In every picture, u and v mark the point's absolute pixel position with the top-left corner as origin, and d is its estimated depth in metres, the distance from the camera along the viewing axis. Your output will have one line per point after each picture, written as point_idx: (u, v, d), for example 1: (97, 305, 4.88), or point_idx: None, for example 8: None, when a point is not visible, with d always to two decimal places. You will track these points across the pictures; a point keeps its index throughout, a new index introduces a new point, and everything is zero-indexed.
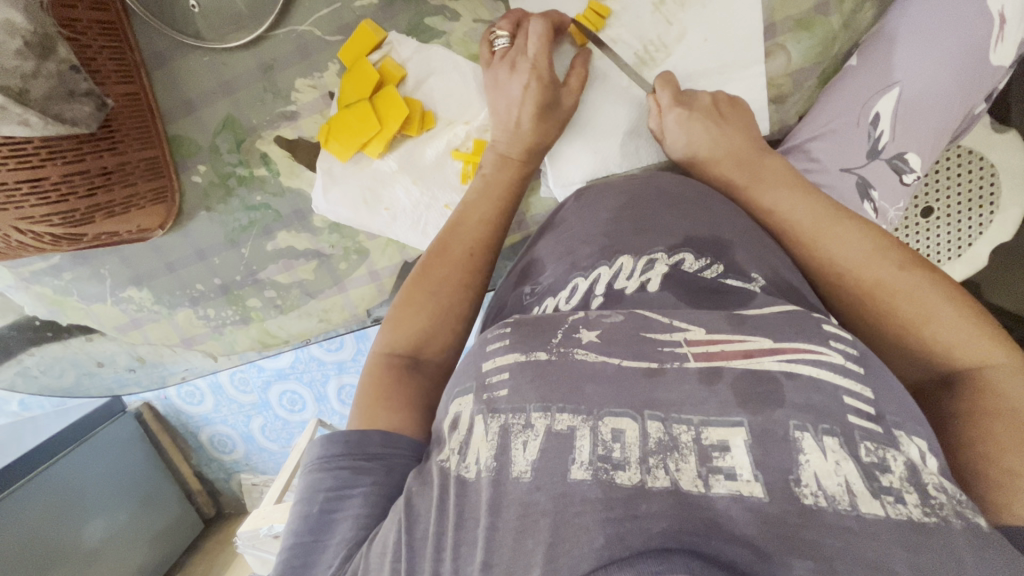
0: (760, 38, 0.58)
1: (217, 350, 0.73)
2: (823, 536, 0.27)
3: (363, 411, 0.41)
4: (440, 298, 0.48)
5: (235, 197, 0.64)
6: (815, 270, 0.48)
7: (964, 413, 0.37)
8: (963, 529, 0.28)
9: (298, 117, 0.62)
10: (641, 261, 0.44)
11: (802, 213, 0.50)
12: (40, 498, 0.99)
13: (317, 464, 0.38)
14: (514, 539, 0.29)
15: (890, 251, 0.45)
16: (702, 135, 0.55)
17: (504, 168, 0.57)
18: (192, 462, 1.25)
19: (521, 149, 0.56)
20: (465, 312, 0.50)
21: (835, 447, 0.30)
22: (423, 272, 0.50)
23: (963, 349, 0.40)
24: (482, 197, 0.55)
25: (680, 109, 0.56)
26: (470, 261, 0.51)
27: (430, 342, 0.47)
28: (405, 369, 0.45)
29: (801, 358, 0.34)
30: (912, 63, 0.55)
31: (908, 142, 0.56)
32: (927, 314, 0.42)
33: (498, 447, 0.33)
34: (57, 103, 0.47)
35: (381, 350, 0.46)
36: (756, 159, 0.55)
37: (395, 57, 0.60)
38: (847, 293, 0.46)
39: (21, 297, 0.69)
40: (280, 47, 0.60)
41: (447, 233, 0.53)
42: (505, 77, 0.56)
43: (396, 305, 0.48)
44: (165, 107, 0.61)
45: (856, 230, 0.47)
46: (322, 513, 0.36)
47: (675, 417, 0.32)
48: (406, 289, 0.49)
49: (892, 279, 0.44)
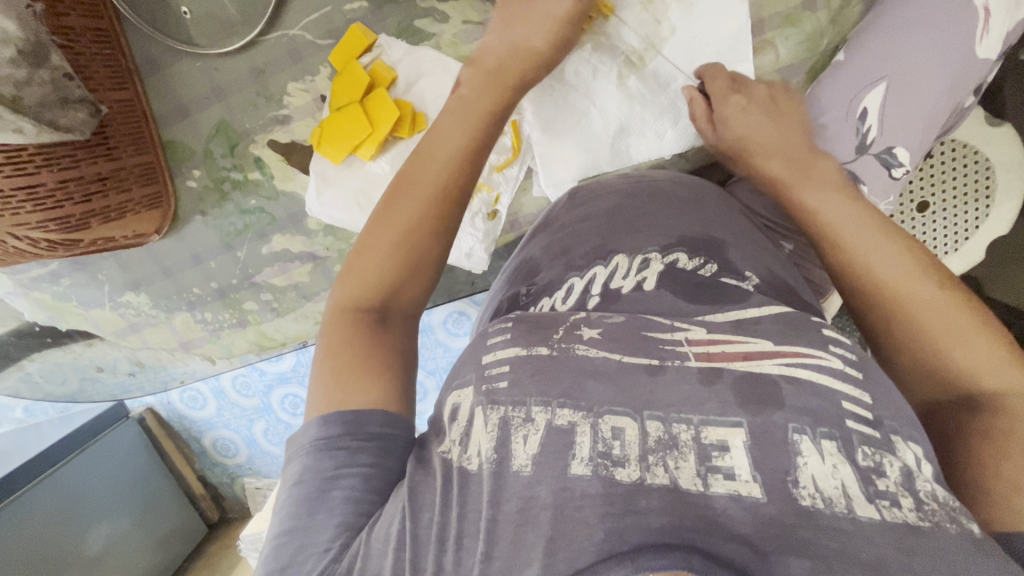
0: (750, 34, 0.58)
1: (216, 354, 0.74)
2: (821, 538, 0.26)
3: (335, 376, 0.39)
4: (408, 247, 0.44)
5: (230, 201, 0.65)
6: (848, 277, 0.46)
7: (977, 431, 0.36)
8: (958, 534, 0.28)
9: (292, 121, 0.63)
10: (636, 260, 0.44)
11: (845, 216, 0.47)
12: (46, 504, 0.99)
13: (316, 444, 0.36)
14: (513, 533, 0.29)
15: (931, 267, 0.43)
16: (757, 130, 0.53)
17: (489, 92, 0.50)
18: (197, 466, 1.27)
19: (514, 79, 0.51)
20: (435, 260, 0.45)
21: (833, 451, 0.30)
22: (387, 208, 0.45)
23: (988, 375, 0.38)
24: (457, 126, 0.49)
25: (733, 102, 0.54)
26: (444, 203, 0.45)
27: (399, 293, 0.43)
28: (372, 326, 0.41)
29: (801, 362, 0.34)
30: (896, 59, 0.55)
31: (898, 136, 0.55)
32: (958, 335, 0.40)
33: (499, 438, 0.33)
34: (51, 110, 0.48)
35: (341, 305, 0.43)
36: (807, 159, 0.51)
37: (386, 59, 0.61)
38: (875, 305, 0.44)
39: (21, 304, 0.69)
40: (272, 50, 0.61)
41: (419, 159, 0.47)
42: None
43: (358, 250, 0.44)
44: (160, 113, 0.62)
45: (904, 244, 0.44)
46: (318, 493, 0.35)
47: (675, 416, 0.32)
48: (372, 230, 0.45)
49: (927, 297, 0.42)
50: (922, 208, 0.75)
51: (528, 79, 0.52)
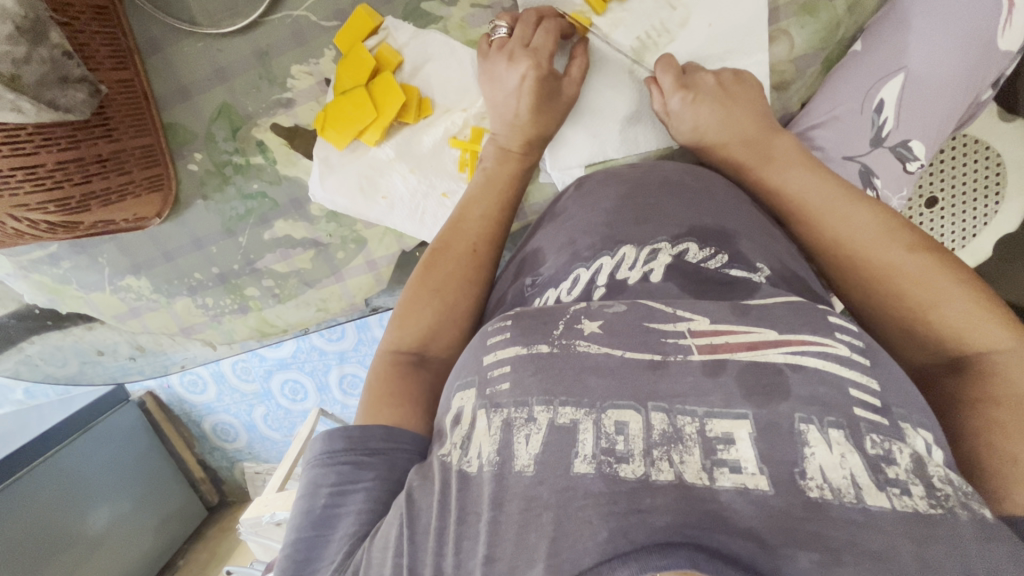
0: (765, 22, 0.56)
1: (217, 339, 0.73)
2: (830, 528, 0.27)
3: (367, 407, 0.41)
4: (445, 295, 0.48)
5: (231, 185, 0.64)
6: (824, 252, 0.47)
7: (967, 402, 0.37)
8: (969, 520, 0.28)
9: (295, 104, 0.61)
10: (644, 252, 0.43)
11: (812, 192, 0.48)
12: (45, 485, 0.99)
13: (318, 460, 0.38)
14: (517, 532, 0.28)
15: (900, 232, 0.44)
16: (709, 118, 0.54)
17: (506, 162, 0.56)
18: (196, 450, 1.26)
19: (521, 142, 0.56)
20: (469, 309, 0.49)
21: (840, 440, 0.30)
22: (427, 270, 0.50)
23: (972, 333, 0.39)
24: (486, 191, 0.55)
25: (680, 96, 0.54)
26: (475, 257, 0.51)
27: (437, 339, 0.47)
28: (409, 367, 0.44)
29: (806, 350, 0.34)
30: (916, 50, 0.54)
31: (913, 130, 0.55)
32: (935, 295, 0.40)
33: (501, 440, 0.33)
34: (50, 89, 0.47)
35: (385, 349, 0.46)
36: (766, 138, 0.53)
37: (392, 42, 0.59)
38: (854, 277, 0.45)
39: (21, 286, 0.69)
40: (276, 32, 0.60)
41: (448, 229, 0.53)
42: (502, 69, 0.54)
43: (402, 303, 0.48)
44: (161, 94, 0.61)
45: (872, 214, 0.45)
46: (324, 508, 0.36)
47: (680, 409, 0.32)
48: (412, 285, 0.49)
49: (899, 261, 0.43)
50: (931, 203, 0.74)
51: (533, 138, 0.56)
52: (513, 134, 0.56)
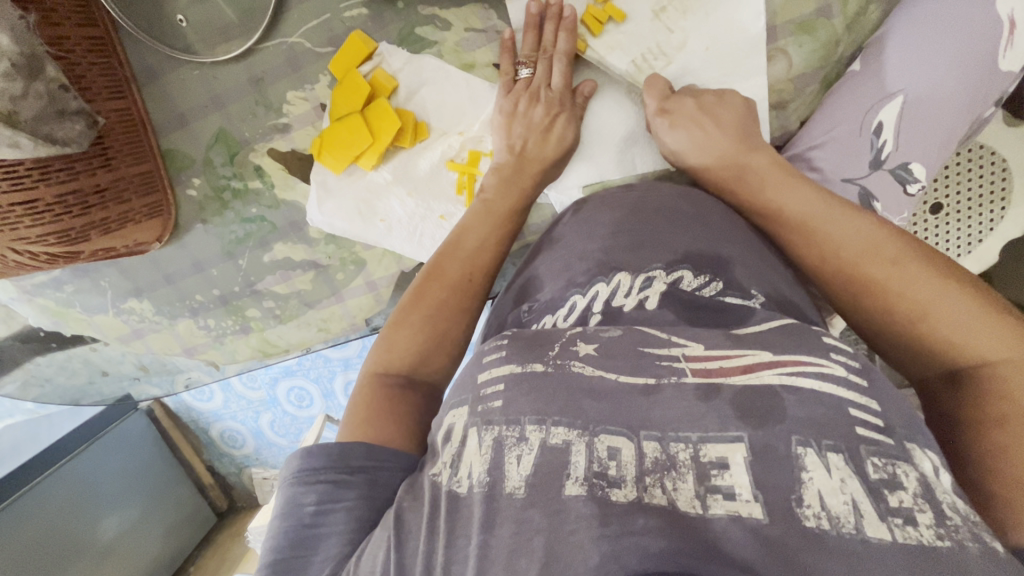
0: (761, 43, 0.56)
1: (220, 359, 0.74)
2: (825, 561, 0.26)
3: (352, 425, 0.41)
4: (436, 321, 0.48)
5: (230, 210, 0.64)
6: (814, 270, 0.47)
7: (977, 421, 0.36)
8: (977, 552, 0.27)
9: (292, 130, 0.61)
10: (639, 279, 0.43)
11: (796, 209, 0.48)
12: (56, 496, 1.01)
13: (298, 477, 0.38)
14: (507, 556, 0.29)
15: (888, 244, 0.43)
16: (690, 142, 0.54)
17: (506, 194, 0.56)
18: (204, 457, 1.27)
19: (529, 177, 0.56)
20: (459, 337, 0.48)
21: (839, 464, 0.30)
22: (416, 295, 0.49)
23: (969, 343, 0.38)
24: (483, 220, 0.54)
25: (663, 119, 0.55)
26: (469, 285, 0.50)
27: (426, 364, 0.46)
28: (395, 389, 0.44)
29: (799, 370, 0.34)
30: (916, 67, 0.53)
31: (913, 151, 0.53)
32: (929, 307, 0.40)
33: (492, 461, 0.33)
34: (48, 123, 0.47)
35: (371, 371, 0.45)
36: (747, 153, 0.52)
37: (386, 68, 0.59)
38: (845, 292, 0.45)
39: (25, 309, 0.69)
40: (271, 59, 0.60)
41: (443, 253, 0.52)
42: (526, 107, 0.56)
43: (390, 324, 0.48)
44: (159, 122, 0.61)
45: (858, 227, 0.45)
46: (303, 526, 0.36)
47: (673, 436, 0.32)
48: (403, 309, 0.48)
49: (887, 275, 0.42)
50: (937, 210, 0.74)
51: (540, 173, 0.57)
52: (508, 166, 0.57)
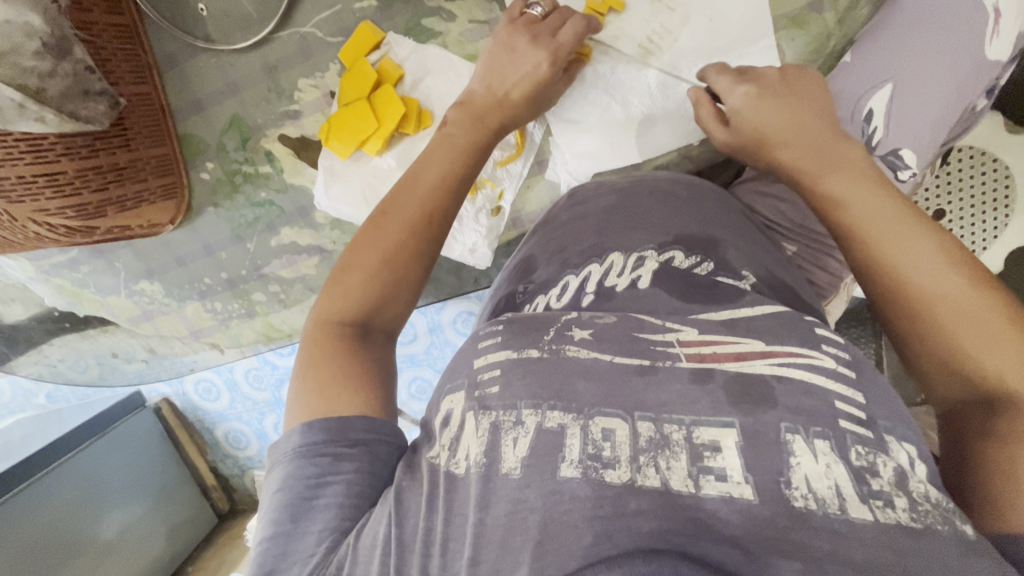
0: (760, 15, 0.57)
1: (224, 342, 0.75)
2: (815, 538, 0.27)
3: (315, 394, 0.40)
4: (392, 265, 0.46)
5: (241, 193, 0.67)
6: (870, 271, 0.44)
7: (995, 434, 0.35)
8: (950, 536, 0.27)
9: (302, 116, 0.64)
10: (632, 258, 0.45)
11: (873, 207, 0.44)
12: (66, 486, 1.01)
13: (297, 452, 0.38)
14: (502, 535, 0.29)
15: (962, 262, 0.40)
16: (772, 114, 0.51)
17: (475, 130, 0.52)
18: (209, 457, 1.30)
19: (496, 117, 0.53)
20: (417, 280, 0.47)
21: (825, 450, 0.30)
22: (367, 234, 0.47)
23: (1012, 376, 0.36)
24: (460, 165, 0.50)
25: (739, 94, 0.52)
26: (426, 227, 0.47)
27: (382, 309, 0.45)
28: (352, 339, 0.43)
29: (792, 361, 0.34)
30: (903, 60, 0.55)
31: (903, 139, 0.55)
32: (980, 331, 0.38)
33: (489, 442, 0.33)
34: (72, 101, 0.51)
35: (325, 317, 0.44)
36: (828, 137, 0.49)
37: (394, 57, 0.62)
38: (900, 299, 0.42)
39: (42, 289, 0.72)
40: (285, 48, 0.62)
41: (399, 187, 0.49)
42: (523, 47, 0.53)
43: (340, 267, 0.46)
44: (177, 108, 0.64)
45: (908, 232, 0.42)
46: (302, 500, 0.36)
47: (667, 417, 0.32)
48: (354, 249, 0.46)
49: (951, 293, 0.40)
50: (938, 216, 0.75)
51: (507, 125, 0.54)
52: (489, 105, 0.53)
